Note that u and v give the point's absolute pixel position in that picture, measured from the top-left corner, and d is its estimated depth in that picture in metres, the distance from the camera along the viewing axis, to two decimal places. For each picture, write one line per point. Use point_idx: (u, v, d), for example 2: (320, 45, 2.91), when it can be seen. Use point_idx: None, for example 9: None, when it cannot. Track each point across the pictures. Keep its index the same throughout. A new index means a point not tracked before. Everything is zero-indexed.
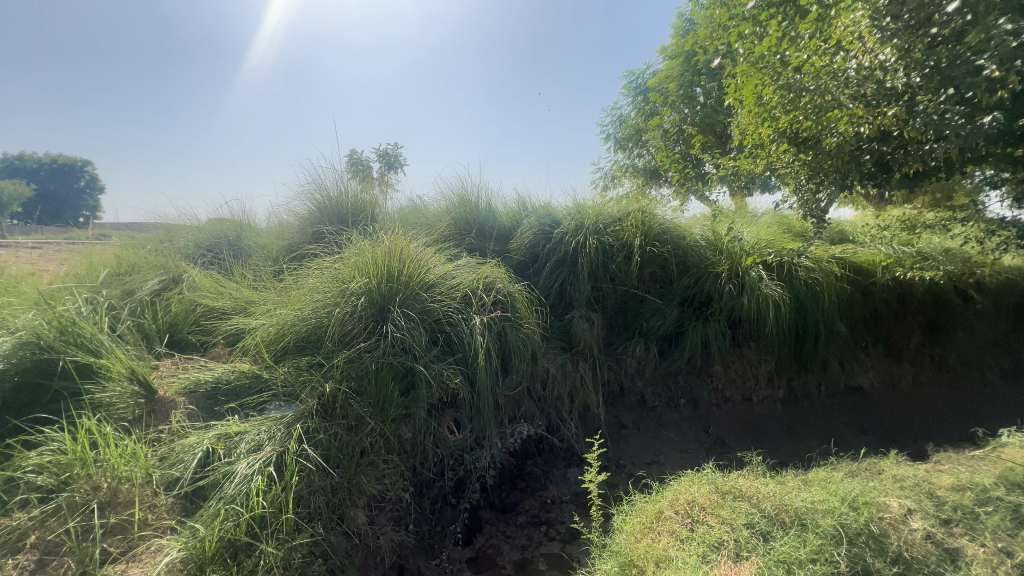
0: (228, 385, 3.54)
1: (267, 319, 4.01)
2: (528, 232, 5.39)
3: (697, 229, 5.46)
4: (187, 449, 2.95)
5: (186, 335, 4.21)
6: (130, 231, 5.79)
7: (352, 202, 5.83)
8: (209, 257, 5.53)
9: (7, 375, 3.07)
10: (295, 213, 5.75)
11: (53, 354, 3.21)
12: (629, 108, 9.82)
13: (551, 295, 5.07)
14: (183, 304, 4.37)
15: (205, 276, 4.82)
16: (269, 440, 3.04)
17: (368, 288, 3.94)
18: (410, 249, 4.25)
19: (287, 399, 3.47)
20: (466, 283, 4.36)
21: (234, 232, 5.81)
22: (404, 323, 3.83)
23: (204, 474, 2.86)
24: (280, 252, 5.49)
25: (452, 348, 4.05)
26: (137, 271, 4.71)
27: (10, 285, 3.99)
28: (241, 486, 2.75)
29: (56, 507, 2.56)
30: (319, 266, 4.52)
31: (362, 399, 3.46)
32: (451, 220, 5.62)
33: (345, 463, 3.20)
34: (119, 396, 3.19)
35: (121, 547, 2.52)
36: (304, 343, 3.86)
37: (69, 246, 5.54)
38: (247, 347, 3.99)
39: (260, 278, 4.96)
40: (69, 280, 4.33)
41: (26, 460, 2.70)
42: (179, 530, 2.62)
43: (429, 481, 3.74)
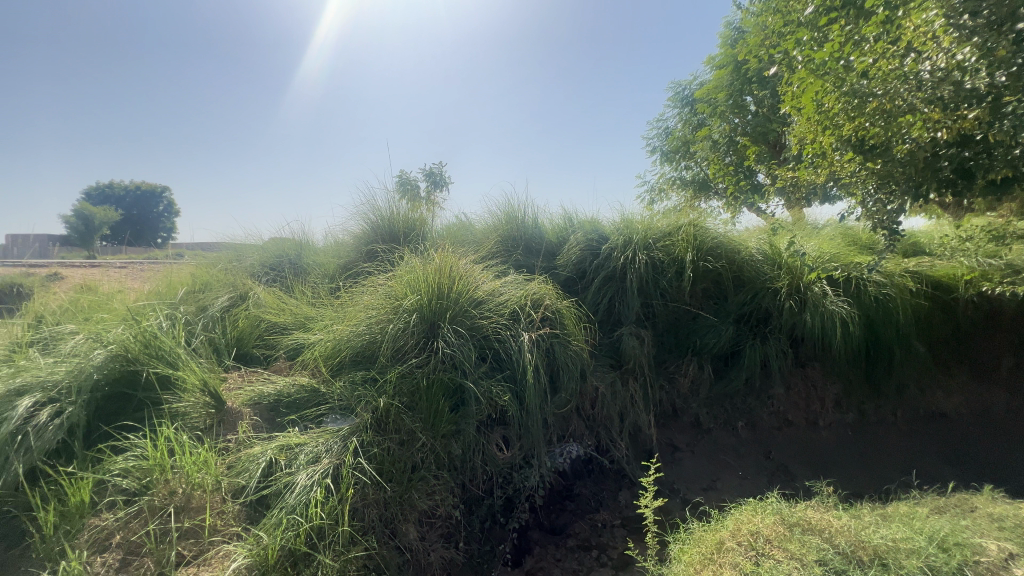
0: (289, 398, 3.70)
1: (325, 335, 4.18)
2: (575, 247, 5.34)
3: (754, 243, 5.22)
4: (252, 459, 3.09)
5: (251, 349, 4.46)
6: (203, 251, 6.25)
7: (403, 220, 6.03)
8: (272, 275, 5.86)
9: (99, 385, 3.32)
10: (350, 232, 6.01)
11: (139, 367, 3.46)
12: (675, 119, 9.67)
13: (599, 311, 4.98)
14: (249, 319, 4.64)
15: (269, 293, 5.12)
16: (326, 452, 3.14)
17: (420, 305, 4.03)
18: (459, 266, 4.32)
19: (343, 412, 3.59)
20: (514, 299, 4.38)
21: (294, 251, 6.15)
22: (454, 339, 3.89)
23: (268, 483, 2.98)
24: (336, 269, 5.74)
25: (500, 366, 4.08)
26: (209, 288, 5.05)
27: (104, 302, 4.39)
28: (300, 497, 2.85)
29: (138, 511, 2.73)
30: (373, 283, 4.68)
31: (413, 413, 3.53)
32: (499, 238, 5.68)
33: (397, 478, 3.25)
34: (192, 406, 3.39)
35: (193, 551, 2.65)
36: (358, 358, 3.99)
37: (150, 267, 6.04)
38: (306, 362, 4.17)
39: (317, 296, 5.21)
40: (152, 297, 4.70)
41: (113, 465, 2.89)
42: (244, 537, 2.73)
43: (478, 499, 3.72)
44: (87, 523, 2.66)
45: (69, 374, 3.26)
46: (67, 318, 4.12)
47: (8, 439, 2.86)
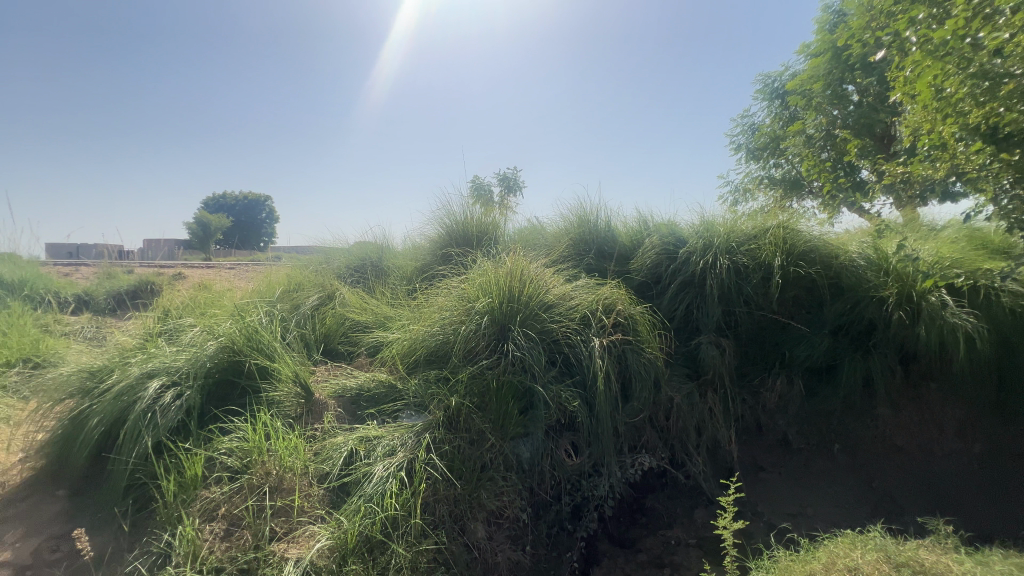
0: (369, 393, 3.93)
1: (402, 334, 4.40)
2: (650, 251, 5.14)
3: (855, 246, 4.72)
4: (335, 447, 3.31)
5: (336, 345, 4.79)
6: (298, 255, 6.83)
7: (476, 225, 6.19)
8: (356, 276, 6.25)
9: (210, 371, 3.61)
10: (426, 236, 6.26)
11: (242, 357, 3.78)
12: (764, 114, 9.02)
13: (675, 318, 4.75)
14: (336, 317, 4.99)
15: (353, 294, 5.48)
16: (401, 446, 3.30)
17: (491, 308, 4.10)
18: (531, 269, 4.34)
19: (417, 409, 3.75)
20: (586, 304, 4.32)
21: (376, 254, 6.53)
22: (524, 342, 3.92)
23: (348, 471, 3.18)
24: (413, 272, 6.01)
25: (570, 371, 4.04)
26: (302, 287, 5.48)
27: (216, 299, 4.93)
28: (378, 487, 3.01)
29: (239, 487, 2.96)
30: (447, 286, 4.83)
31: (483, 414, 3.60)
32: (570, 242, 5.64)
33: (467, 476, 3.33)
34: (285, 395, 3.69)
35: (284, 528, 2.86)
36: (432, 357, 4.14)
37: (254, 269, 6.72)
38: (384, 359, 4.41)
39: (396, 297, 5.51)
40: (255, 295, 5.21)
41: (220, 444, 3.14)
42: (327, 520, 2.91)
43: (546, 504, 3.70)
44: (199, 494, 2.89)
45: (187, 361, 3.54)
46: (187, 312, 4.66)
47: (138, 415, 3.11)
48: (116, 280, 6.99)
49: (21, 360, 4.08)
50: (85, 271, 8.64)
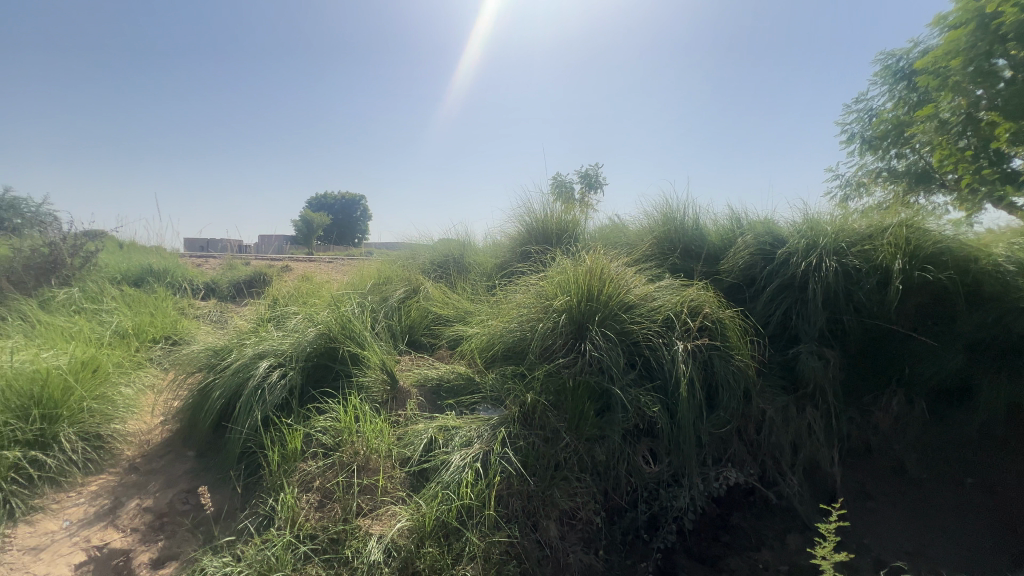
0: (448, 384, 4.07)
1: (481, 329, 4.50)
2: (744, 251, 4.77)
3: (1001, 248, 4.00)
4: (417, 434, 3.47)
5: (420, 337, 5.02)
6: (388, 250, 7.27)
7: (556, 223, 6.17)
8: (439, 272, 6.49)
9: (309, 355, 3.91)
10: (507, 233, 6.34)
11: (336, 343, 4.06)
12: (886, 99, 8.00)
13: (770, 324, 4.35)
14: (420, 310, 5.23)
15: (437, 289, 5.71)
16: (477, 438, 3.40)
17: (569, 306, 4.04)
18: (611, 268, 4.22)
19: (493, 403, 3.84)
20: (669, 306, 4.12)
21: (459, 251, 6.75)
22: (602, 342, 3.83)
23: (428, 458, 3.32)
24: (493, 268, 6.13)
25: (651, 375, 3.89)
26: (391, 281, 5.81)
27: (317, 290, 5.39)
28: (454, 475, 3.12)
29: (331, 463, 3.20)
30: (525, 283, 4.86)
31: (559, 413, 3.59)
32: (654, 241, 5.41)
33: (541, 473, 3.33)
34: (373, 380, 3.92)
35: (369, 505, 3.04)
36: (510, 353, 4.20)
37: (350, 263, 7.27)
38: (464, 352, 4.55)
39: (476, 293, 5.65)
40: (350, 287, 5.62)
41: (315, 423, 3.41)
42: (407, 502, 3.06)
43: (620, 510, 3.59)
44: (298, 467, 3.15)
45: (291, 345, 3.86)
46: (292, 301, 5.14)
47: (250, 391, 3.43)
48: (236, 271, 7.92)
49: (162, 337, 4.75)
50: (212, 263, 9.90)
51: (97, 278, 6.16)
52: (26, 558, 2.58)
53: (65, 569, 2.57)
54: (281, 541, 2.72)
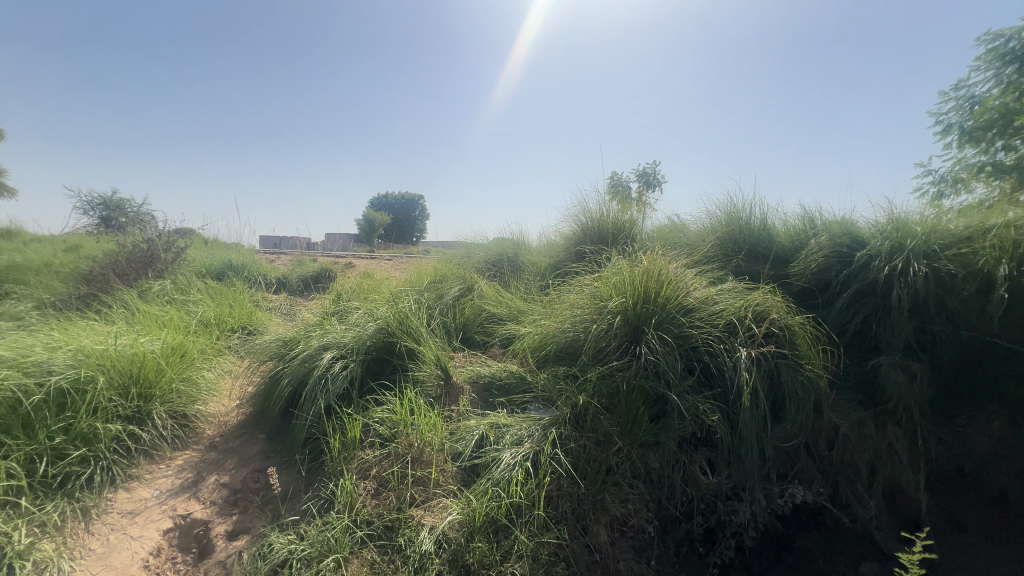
0: (500, 382, 4.11)
1: (533, 328, 4.51)
2: (817, 253, 4.44)
3: None
4: (468, 430, 3.53)
5: (473, 334, 5.10)
6: (444, 249, 7.45)
7: (612, 222, 6.05)
8: (493, 270, 6.56)
9: (369, 348, 4.07)
10: (561, 233, 6.30)
11: (394, 338, 4.19)
12: (992, 85, 7.14)
13: (846, 333, 4.02)
14: (474, 308, 5.32)
15: (490, 287, 5.78)
16: (528, 438, 3.41)
17: (625, 308, 3.94)
18: (670, 270, 4.07)
19: (544, 403, 3.83)
20: (732, 310, 3.92)
21: (513, 251, 6.79)
22: (658, 346, 3.70)
23: (478, 454, 3.37)
24: (547, 268, 6.12)
25: (710, 382, 3.72)
26: (446, 278, 5.94)
27: (377, 286, 5.63)
28: (504, 473, 3.14)
29: (387, 453, 3.32)
30: (579, 284, 4.80)
31: (611, 416, 3.52)
32: (717, 241, 5.17)
33: (592, 477, 3.28)
34: (428, 375, 4.02)
35: (422, 496, 3.12)
36: (562, 354, 4.17)
37: (408, 261, 7.52)
38: (516, 351, 4.58)
39: (530, 293, 5.66)
40: (408, 284, 5.81)
41: (373, 413, 3.55)
42: (458, 496, 3.12)
43: (675, 521, 3.45)
44: (356, 454, 3.29)
45: (352, 338, 4.04)
46: (354, 296, 5.38)
47: (315, 380, 3.63)
48: (305, 267, 8.42)
49: (239, 327, 5.15)
50: (283, 259, 10.59)
51: (185, 271, 6.77)
52: (123, 520, 2.79)
53: (155, 533, 2.78)
54: (340, 524, 2.86)
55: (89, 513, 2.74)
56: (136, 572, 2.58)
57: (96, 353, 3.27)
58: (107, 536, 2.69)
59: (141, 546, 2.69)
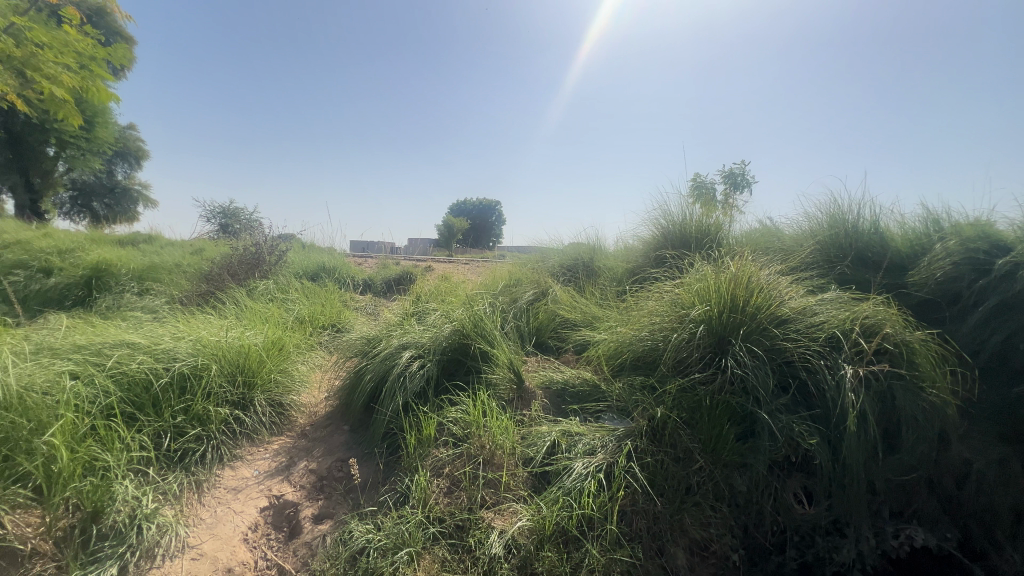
0: (573, 389, 4.03)
1: (609, 335, 4.38)
2: (943, 259, 3.85)
3: None
4: (540, 435, 3.48)
5: (547, 339, 5.06)
6: (520, 254, 7.51)
7: (696, 226, 5.72)
8: (568, 275, 6.48)
9: (445, 349, 4.16)
10: (640, 237, 6.09)
11: (469, 340, 4.25)
12: None
13: (984, 354, 3.44)
14: (548, 313, 5.28)
15: (565, 292, 5.71)
16: (601, 448, 3.30)
17: (708, 316, 3.67)
18: (761, 276, 3.74)
19: (619, 413, 3.70)
20: (835, 322, 3.52)
21: (588, 255, 6.67)
22: (747, 359, 3.40)
23: (550, 461, 3.32)
24: (624, 273, 5.93)
25: (808, 401, 3.37)
26: (521, 282, 5.97)
27: (454, 289, 5.79)
28: (576, 482, 3.06)
29: (460, 452, 3.37)
30: (658, 290, 4.58)
31: (692, 432, 3.30)
32: (816, 247, 4.69)
33: (669, 495, 3.10)
34: (501, 378, 4.00)
35: (492, 498, 3.12)
36: (639, 363, 4.01)
37: (485, 265, 7.68)
38: (590, 358, 4.48)
39: (605, 299, 5.51)
40: (483, 288, 5.91)
41: (448, 413, 3.62)
42: (528, 502, 3.09)
43: (765, 552, 3.16)
44: (431, 452, 3.37)
45: (430, 339, 4.16)
46: (432, 298, 5.57)
47: (394, 378, 3.78)
48: (389, 270, 8.91)
49: (329, 325, 5.54)
50: (370, 262, 11.30)
51: (285, 272, 7.44)
52: (228, 495, 3.07)
53: (253, 510, 3.03)
54: (414, 519, 2.93)
55: (202, 486, 3.04)
56: (237, 543, 2.82)
57: (211, 343, 3.64)
58: (215, 508, 2.97)
59: (242, 521, 2.94)
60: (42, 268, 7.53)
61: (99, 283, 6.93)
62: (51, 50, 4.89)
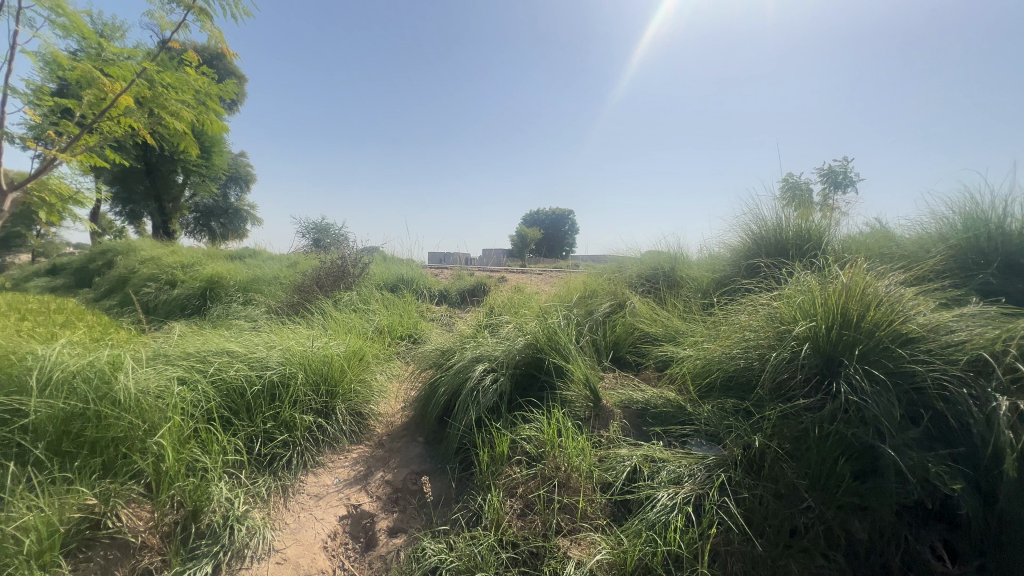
0: (655, 410, 3.73)
1: (695, 352, 4.02)
2: None
3: None
4: (619, 459, 3.23)
5: (625, 354, 4.78)
6: (595, 264, 7.27)
7: (794, 232, 5.16)
8: (647, 286, 6.12)
9: (518, 363, 4.05)
10: (728, 245, 5.62)
11: (543, 354, 4.11)
12: None
13: None
14: (626, 326, 4.99)
15: (644, 305, 5.39)
16: (689, 477, 2.99)
17: (814, 334, 3.24)
18: (881, 287, 3.22)
19: (708, 439, 3.35)
20: (981, 343, 2.94)
21: (669, 265, 6.28)
22: (866, 384, 2.89)
23: (630, 488, 3.06)
24: (710, 284, 5.49)
25: (946, 438, 2.81)
26: (596, 294, 5.72)
27: (528, 301, 5.69)
28: (661, 515, 2.78)
29: (535, 473, 3.22)
30: (752, 303, 4.14)
31: (798, 466, 2.87)
32: (950, 253, 4.00)
33: (771, 537, 2.71)
34: (577, 396, 3.82)
35: (569, 525, 2.93)
36: (731, 384, 3.63)
37: (558, 275, 7.52)
38: (674, 376, 4.14)
39: (690, 312, 5.11)
40: (557, 299, 5.76)
41: (521, 430, 3.49)
42: (607, 532, 2.86)
43: None
44: (504, 470, 3.26)
45: (503, 352, 4.07)
46: (506, 310, 5.52)
47: (468, 391, 3.73)
48: (463, 281, 9.06)
49: (407, 335, 5.68)
50: (446, 273, 11.61)
51: (368, 284, 7.81)
52: (310, 501, 3.18)
53: (333, 518, 3.10)
54: (486, 541, 2.82)
55: (288, 491, 3.19)
56: (318, 550, 2.87)
57: (298, 353, 3.83)
58: (298, 514, 3.07)
59: (323, 528, 3.02)
60: (168, 281, 8.56)
61: (211, 294, 7.75)
62: (174, 89, 5.50)
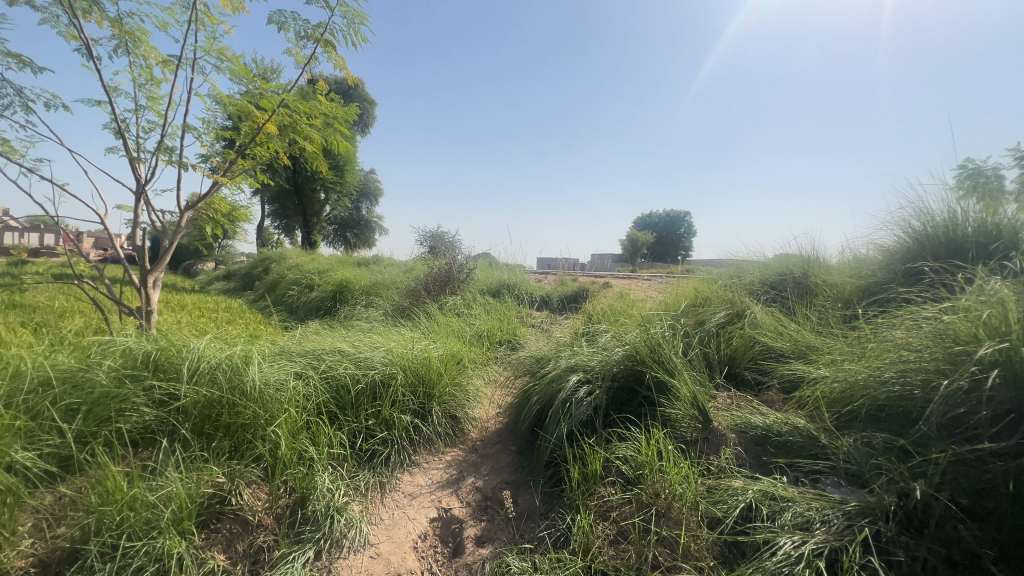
0: (779, 438, 3.19)
1: (833, 374, 3.37)
2: None
3: None
4: (731, 493, 2.81)
5: (742, 370, 4.22)
6: (709, 270, 6.61)
7: (974, 229, 4.13)
8: (772, 293, 5.38)
9: (616, 375, 3.77)
10: (879, 247, 4.69)
11: (644, 367, 3.77)
12: None
13: None
14: (744, 339, 4.41)
15: (768, 315, 4.72)
16: (821, 524, 2.47)
17: (1007, 356, 2.46)
18: None
19: (849, 479, 2.77)
20: None
21: (800, 270, 5.46)
22: None
23: (744, 528, 2.64)
24: (854, 292, 4.64)
25: None
26: (709, 302, 5.17)
27: (631, 308, 5.34)
28: (782, 567, 2.33)
29: (630, 497, 2.95)
30: (912, 317, 3.36)
31: (980, 528, 2.26)
32: None
33: None
34: (682, 415, 3.44)
35: (667, 561, 2.61)
36: (882, 416, 2.96)
37: (668, 281, 7.00)
38: (804, 400, 3.52)
39: (827, 325, 4.35)
40: (664, 307, 5.31)
41: (617, 448, 3.22)
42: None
43: None
44: (596, 491, 3.04)
45: (599, 362, 3.82)
46: (606, 317, 5.23)
47: (560, 403, 3.56)
48: (566, 287, 8.91)
49: (506, 340, 5.69)
50: (551, 278, 11.56)
51: (473, 289, 8.08)
52: (404, 500, 3.28)
53: (424, 519, 3.15)
54: (573, 567, 2.63)
55: (384, 488, 3.32)
56: (408, 550, 2.93)
57: (399, 355, 4.00)
58: (393, 510, 3.19)
59: (413, 528, 3.07)
60: (308, 284, 9.75)
61: (340, 297, 8.65)
62: (306, 115, 6.11)
